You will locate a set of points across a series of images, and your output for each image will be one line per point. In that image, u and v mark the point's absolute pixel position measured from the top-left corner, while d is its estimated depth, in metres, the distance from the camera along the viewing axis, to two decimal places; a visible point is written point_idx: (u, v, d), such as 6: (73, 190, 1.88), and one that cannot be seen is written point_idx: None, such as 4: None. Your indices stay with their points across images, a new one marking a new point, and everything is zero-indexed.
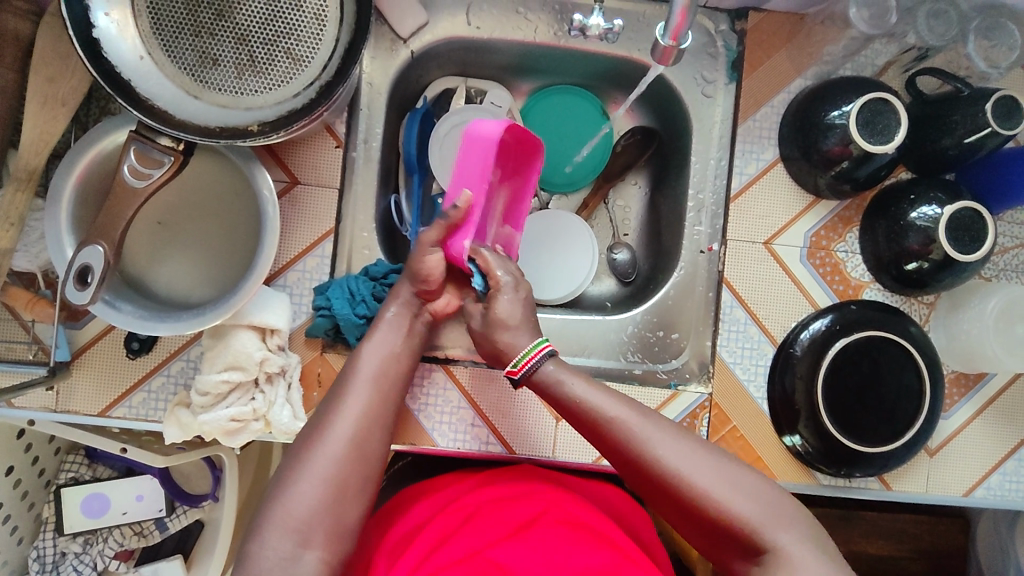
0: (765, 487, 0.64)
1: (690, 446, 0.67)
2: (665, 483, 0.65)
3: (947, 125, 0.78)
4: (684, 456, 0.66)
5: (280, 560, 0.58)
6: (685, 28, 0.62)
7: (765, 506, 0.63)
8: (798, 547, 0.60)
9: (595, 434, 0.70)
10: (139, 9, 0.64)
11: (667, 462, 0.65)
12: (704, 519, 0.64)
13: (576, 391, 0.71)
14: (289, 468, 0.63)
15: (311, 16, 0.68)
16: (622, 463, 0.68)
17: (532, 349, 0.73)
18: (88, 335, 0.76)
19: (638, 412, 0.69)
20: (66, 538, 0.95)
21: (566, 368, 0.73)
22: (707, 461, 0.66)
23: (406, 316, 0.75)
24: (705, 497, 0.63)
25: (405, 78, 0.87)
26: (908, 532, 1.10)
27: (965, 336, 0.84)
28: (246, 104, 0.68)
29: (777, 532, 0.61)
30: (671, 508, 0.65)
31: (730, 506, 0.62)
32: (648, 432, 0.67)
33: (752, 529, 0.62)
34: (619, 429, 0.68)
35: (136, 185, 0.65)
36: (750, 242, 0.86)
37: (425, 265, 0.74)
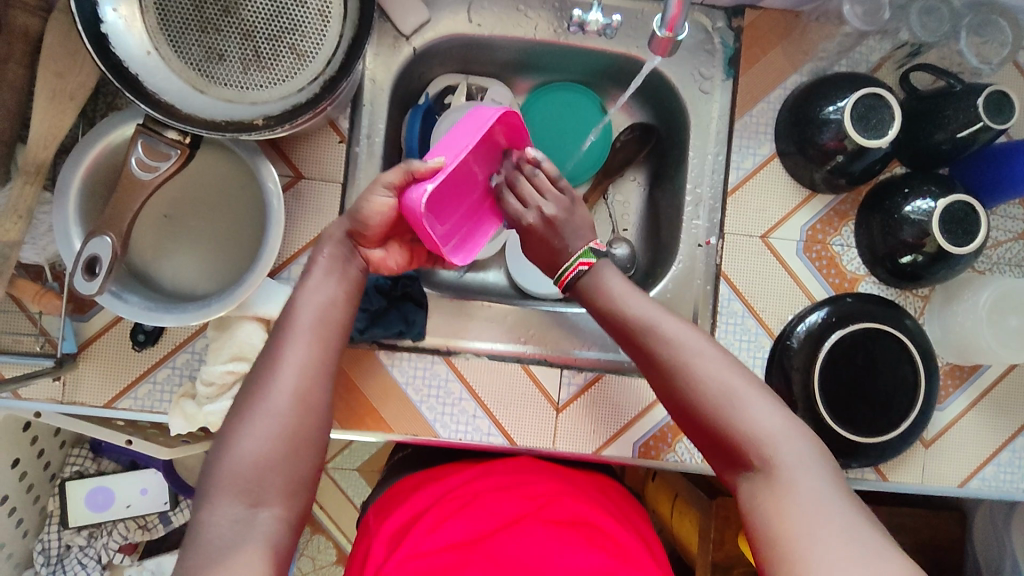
0: (779, 406, 0.59)
1: (719, 354, 0.62)
2: (681, 386, 0.62)
3: (940, 120, 0.79)
4: (708, 361, 0.62)
5: (231, 524, 0.52)
6: (681, 20, 0.63)
7: (775, 422, 0.58)
8: (797, 465, 0.56)
9: (622, 334, 0.67)
10: (147, 6, 0.66)
11: (686, 365, 0.62)
12: (712, 430, 0.60)
13: (613, 292, 0.68)
14: (236, 424, 0.57)
15: (315, 12, 0.69)
16: (644, 365, 0.66)
17: (566, 268, 0.70)
18: (94, 328, 0.77)
19: (671, 316, 0.65)
20: (71, 531, 0.95)
21: (606, 272, 0.70)
22: (730, 370, 0.61)
23: (341, 259, 0.66)
24: (718, 403, 0.59)
25: (407, 75, 0.88)
26: (906, 526, 1.11)
27: (959, 328, 0.86)
28: (252, 98, 0.69)
29: (781, 449, 0.57)
30: (685, 416, 0.62)
31: (739, 415, 0.58)
32: (676, 334, 0.64)
33: (756, 440, 0.57)
34: (645, 327, 0.65)
35: (143, 177, 0.67)
36: (747, 236, 0.88)
37: (370, 205, 0.65)
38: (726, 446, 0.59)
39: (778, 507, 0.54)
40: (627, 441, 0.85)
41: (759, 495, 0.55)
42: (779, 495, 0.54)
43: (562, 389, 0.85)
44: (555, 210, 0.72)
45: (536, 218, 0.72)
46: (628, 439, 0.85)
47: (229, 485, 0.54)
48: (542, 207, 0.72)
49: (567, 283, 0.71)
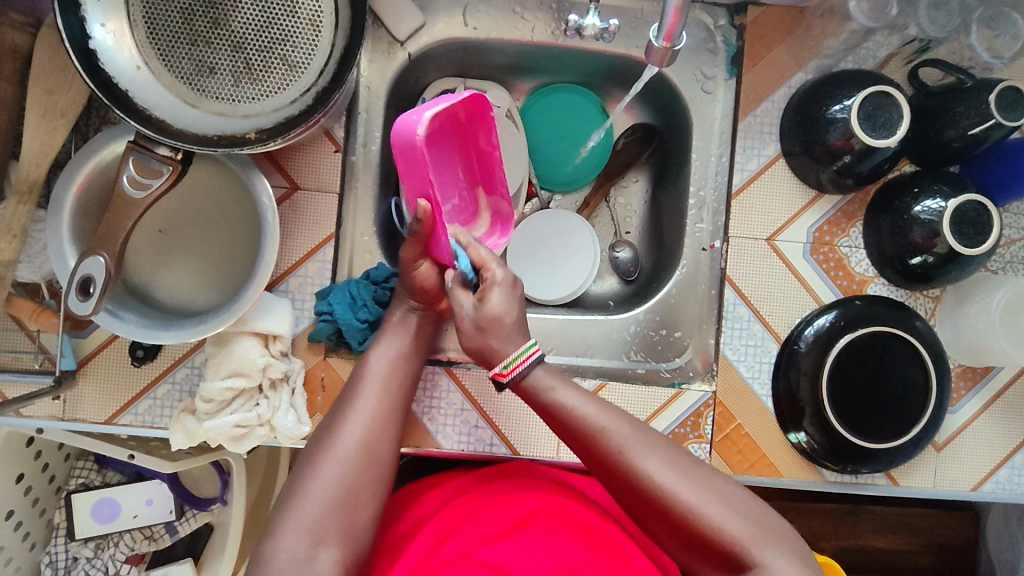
0: (752, 501, 0.63)
1: (679, 461, 0.64)
2: (650, 498, 0.62)
3: (951, 117, 0.77)
4: (670, 467, 0.63)
5: (293, 560, 0.58)
6: (678, 29, 0.61)
7: (754, 522, 0.61)
8: (780, 565, 0.58)
9: (583, 444, 0.66)
10: (135, 20, 0.65)
11: (652, 474, 0.63)
12: (689, 536, 0.61)
13: (565, 396, 0.67)
14: (288, 481, 0.63)
15: (306, 20, 0.68)
16: (604, 474, 0.65)
17: (525, 351, 0.68)
18: (92, 344, 0.76)
19: (626, 423, 0.66)
20: (77, 543, 0.96)
21: (554, 373, 0.69)
22: (695, 473, 0.64)
23: (413, 318, 0.76)
24: (693, 513, 0.61)
25: (403, 81, 0.87)
26: (918, 526, 1.10)
27: (971, 330, 0.84)
28: (244, 111, 0.68)
29: (770, 550, 0.59)
30: (655, 522, 0.63)
31: (717, 518, 0.60)
32: (638, 444, 0.64)
33: (745, 547, 0.59)
34: (608, 436, 0.65)
35: (135, 195, 0.65)
36: (753, 238, 0.86)
37: (415, 277, 0.74)
38: (705, 550, 0.61)
39: None
40: None
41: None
42: None
43: None
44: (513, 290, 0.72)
45: (504, 275, 0.71)
46: None
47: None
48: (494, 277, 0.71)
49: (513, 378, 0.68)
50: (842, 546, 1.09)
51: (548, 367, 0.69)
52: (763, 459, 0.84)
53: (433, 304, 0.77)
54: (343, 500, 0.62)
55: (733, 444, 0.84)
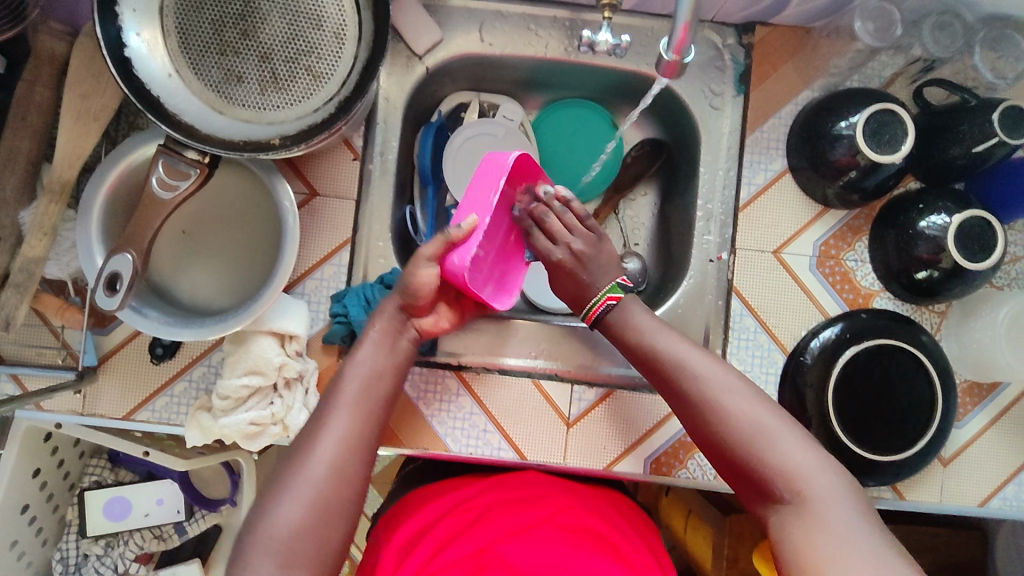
0: (807, 440, 0.62)
1: (746, 389, 0.66)
2: (709, 420, 0.65)
3: (955, 135, 0.79)
4: (733, 394, 0.65)
5: None
6: (688, 42, 0.63)
7: (803, 457, 0.60)
8: (828, 502, 0.58)
9: (654, 371, 0.71)
10: (169, 30, 0.68)
11: (714, 399, 0.65)
12: (739, 463, 0.63)
13: (644, 326, 0.73)
14: None
15: (331, 33, 0.71)
16: (671, 397, 0.69)
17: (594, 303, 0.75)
18: (114, 341, 0.79)
19: (699, 352, 0.69)
20: (89, 540, 0.96)
21: (634, 310, 0.75)
22: (755, 402, 0.64)
23: (391, 334, 0.73)
24: (743, 441, 0.62)
25: (421, 93, 0.90)
26: (926, 545, 1.09)
27: (976, 345, 0.84)
28: (268, 119, 0.71)
29: (811, 485, 0.59)
30: (712, 449, 0.65)
31: (765, 449, 0.61)
32: (706, 370, 0.67)
33: (786, 476, 0.60)
34: (675, 364, 0.68)
35: (163, 196, 0.68)
36: (758, 250, 0.88)
37: (416, 278, 0.72)
38: (750, 478, 0.62)
39: (807, 539, 0.56)
40: (637, 457, 0.84)
41: (787, 525, 0.58)
42: (807, 526, 0.57)
43: (572, 404, 0.85)
44: (582, 245, 0.78)
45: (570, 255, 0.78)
46: (639, 454, 0.84)
47: (264, 546, 0.57)
48: (571, 243, 0.78)
49: (595, 317, 0.75)
50: None
51: (628, 305, 0.75)
52: None
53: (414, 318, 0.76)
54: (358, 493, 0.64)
55: None
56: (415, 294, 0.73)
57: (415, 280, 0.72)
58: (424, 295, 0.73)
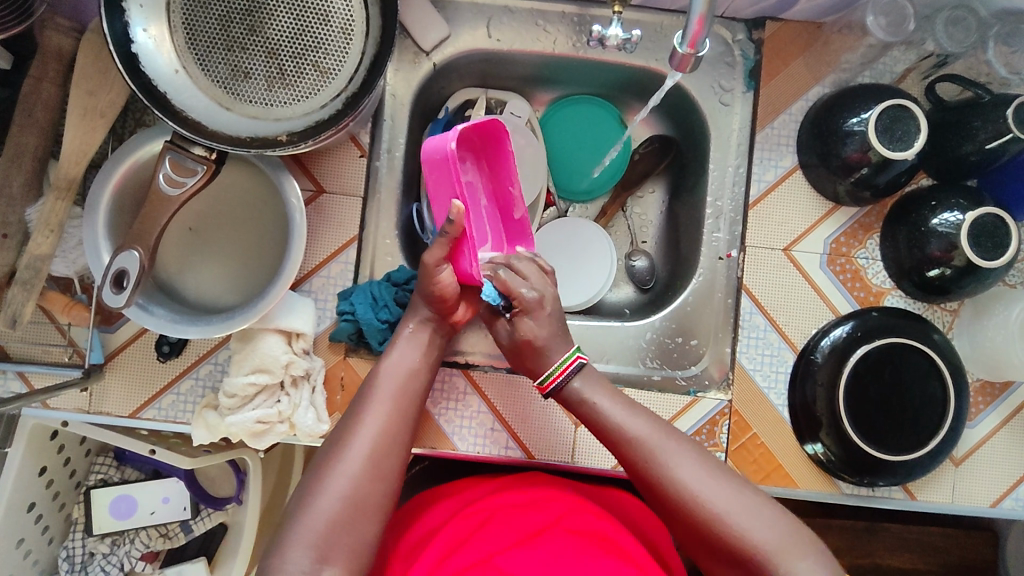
0: (779, 513, 0.64)
1: (710, 468, 0.67)
2: (677, 503, 0.65)
3: (969, 131, 0.78)
4: (699, 475, 0.66)
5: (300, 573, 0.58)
6: (702, 36, 0.62)
7: (779, 533, 0.62)
8: None
9: (618, 450, 0.70)
10: (175, 26, 0.68)
11: (681, 480, 0.66)
12: (714, 544, 0.64)
13: (603, 406, 0.72)
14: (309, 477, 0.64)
15: (338, 29, 0.70)
16: (638, 480, 0.69)
17: (564, 362, 0.74)
18: (121, 339, 0.79)
19: (659, 431, 0.70)
20: (95, 538, 0.96)
21: (593, 381, 0.74)
22: (724, 483, 0.66)
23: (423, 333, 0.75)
24: (719, 522, 0.63)
25: (428, 89, 0.89)
26: (936, 546, 1.08)
27: (989, 344, 0.83)
28: (276, 115, 0.71)
29: (788, 561, 0.61)
30: (684, 530, 0.66)
31: (742, 530, 0.62)
32: (671, 452, 0.68)
33: (765, 555, 0.61)
34: (641, 445, 0.69)
35: (170, 193, 0.67)
36: (769, 248, 0.87)
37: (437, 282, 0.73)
38: (728, 559, 0.63)
39: None
40: None
41: None
42: None
43: None
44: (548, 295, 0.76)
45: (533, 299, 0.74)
46: None
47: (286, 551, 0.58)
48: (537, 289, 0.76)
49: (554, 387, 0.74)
50: (858, 564, 1.07)
51: (587, 374, 0.74)
52: (779, 469, 0.84)
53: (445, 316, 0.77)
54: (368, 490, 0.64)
55: (748, 453, 0.84)
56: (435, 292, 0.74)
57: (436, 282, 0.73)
58: (447, 294, 0.74)
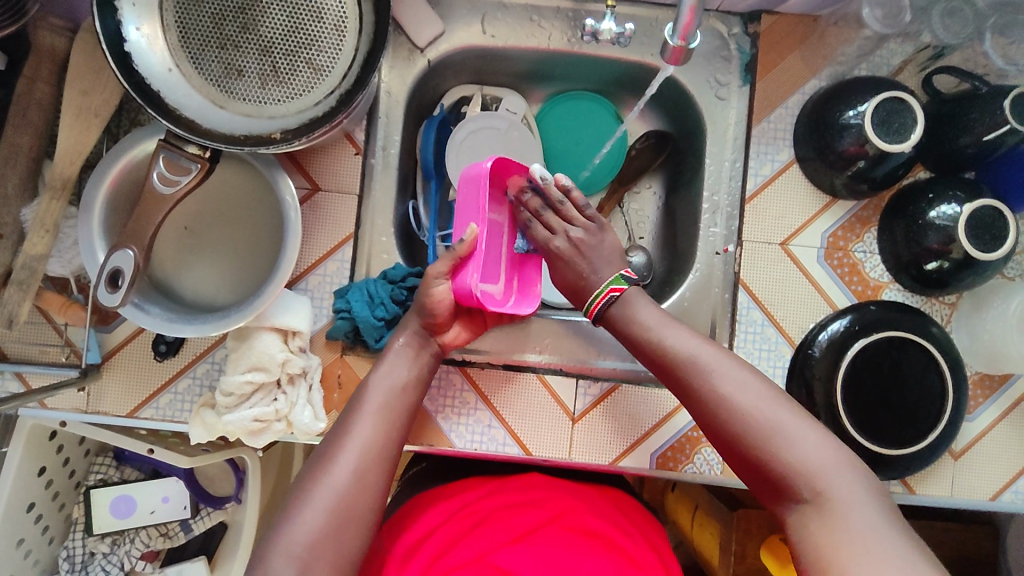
0: (823, 435, 0.61)
1: (759, 384, 0.65)
2: (720, 416, 0.64)
3: (965, 123, 0.78)
4: (746, 390, 0.64)
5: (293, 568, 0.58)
6: (694, 27, 0.62)
7: (823, 454, 0.60)
8: (853, 500, 0.57)
9: (662, 367, 0.69)
10: (168, 24, 0.68)
11: (724, 397, 0.64)
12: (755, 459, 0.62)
13: (648, 323, 0.71)
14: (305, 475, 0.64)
15: (331, 25, 0.70)
16: (682, 395, 0.68)
17: (603, 289, 0.74)
18: (118, 339, 0.79)
19: (707, 347, 0.68)
20: (95, 538, 0.96)
21: (639, 299, 0.73)
22: (771, 401, 0.63)
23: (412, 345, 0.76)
24: (762, 439, 0.61)
25: (424, 86, 0.89)
26: (936, 539, 1.08)
27: (988, 337, 0.83)
28: (269, 113, 0.71)
29: (829, 482, 0.58)
30: (725, 447, 0.64)
31: (784, 447, 0.60)
32: (717, 367, 0.66)
33: (806, 472, 0.59)
34: (686, 361, 0.67)
35: (164, 191, 0.67)
36: (766, 243, 0.86)
37: (430, 296, 0.73)
38: (766, 475, 0.61)
39: (830, 539, 0.56)
40: (644, 452, 0.83)
41: (810, 528, 0.58)
42: (831, 527, 0.56)
43: (578, 399, 0.84)
44: (582, 234, 0.77)
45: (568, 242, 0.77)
46: (646, 450, 0.83)
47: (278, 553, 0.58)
48: (570, 233, 0.77)
49: (596, 312, 0.74)
50: None
51: (632, 295, 0.73)
52: None
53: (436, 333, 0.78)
54: (363, 487, 0.64)
55: None
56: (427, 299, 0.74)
57: (430, 298, 0.74)
58: (440, 312, 0.75)
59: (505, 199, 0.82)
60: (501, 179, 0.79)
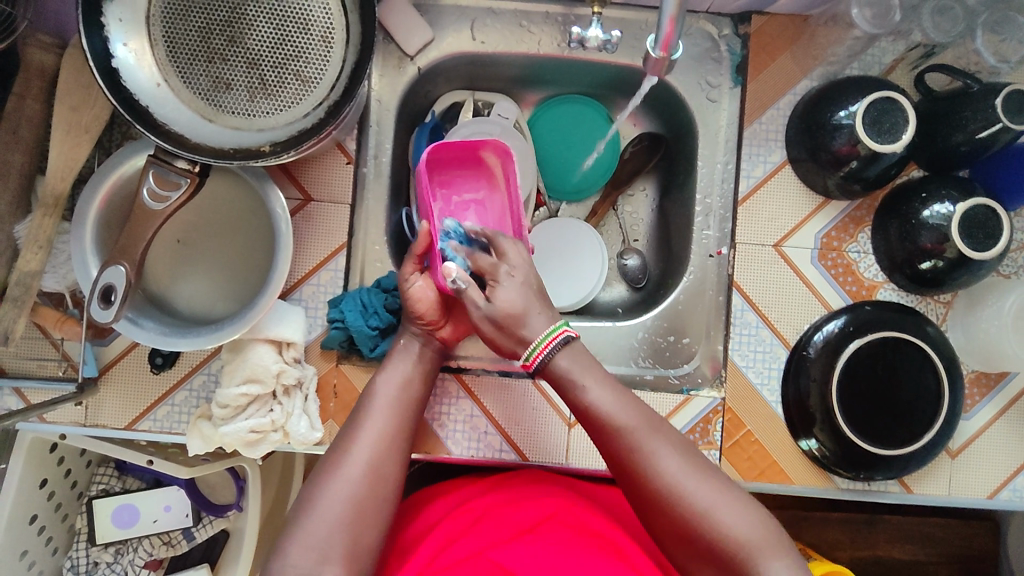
0: (752, 505, 0.65)
1: (692, 464, 0.66)
2: (661, 494, 0.65)
3: (958, 121, 0.77)
4: (683, 469, 0.66)
5: None
6: (675, 38, 0.62)
7: (758, 528, 0.63)
8: (786, 575, 0.61)
9: (603, 437, 0.68)
10: (156, 39, 0.68)
11: (665, 475, 0.65)
12: (695, 540, 0.64)
13: (587, 391, 0.69)
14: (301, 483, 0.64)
15: (318, 37, 0.70)
16: (620, 466, 0.68)
17: (548, 337, 0.71)
18: (114, 352, 0.79)
19: (644, 420, 0.68)
20: (98, 548, 0.98)
21: (581, 360, 0.71)
22: (706, 479, 0.65)
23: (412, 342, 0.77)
24: (702, 517, 0.63)
25: (414, 93, 0.89)
26: (936, 536, 1.08)
27: (983, 335, 0.83)
28: (259, 125, 0.71)
29: (767, 558, 0.61)
30: (659, 522, 0.65)
31: (723, 524, 0.63)
32: (656, 443, 0.67)
33: (743, 551, 0.62)
34: (628, 433, 0.67)
35: (154, 207, 0.67)
36: (759, 244, 0.86)
37: (411, 292, 0.76)
38: (706, 553, 0.63)
39: None
40: None
41: None
42: None
43: None
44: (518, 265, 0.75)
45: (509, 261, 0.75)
46: None
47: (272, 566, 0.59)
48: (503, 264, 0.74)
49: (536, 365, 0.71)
50: (858, 557, 1.07)
51: (574, 353, 0.71)
52: (774, 465, 0.84)
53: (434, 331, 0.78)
54: (355, 497, 0.65)
55: (742, 450, 0.84)
56: (413, 309, 0.76)
57: (407, 297, 0.76)
58: (425, 308, 0.76)
59: (483, 175, 0.85)
60: (472, 154, 0.83)
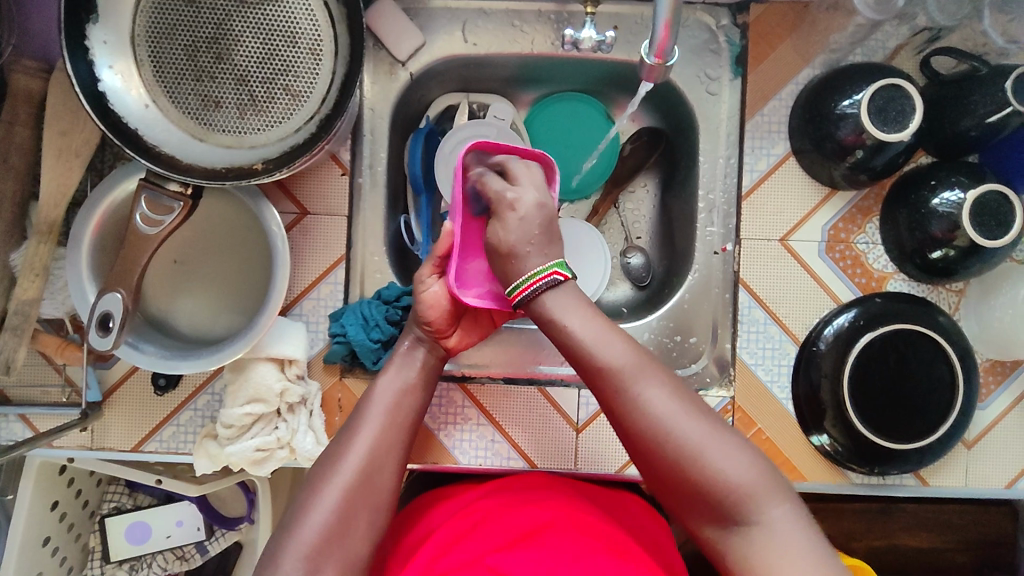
0: (750, 452, 0.64)
1: (684, 404, 0.64)
2: (650, 433, 0.63)
3: (967, 106, 0.75)
4: (673, 408, 0.64)
5: None
6: (670, 44, 0.60)
7: (753, 475, 0.62)
8: (780, 521, 0.61)
9: (591, 376, 0.66)
10: (142, 60, 0.67)
11: (655, 416, 0.63)
12: (684, 482, 0.63)
13: (573, 329, 0.67)
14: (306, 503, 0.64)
15: (306, 50, 0.68)
16: (609, 406, 0.66)
17: (538, 273, 0.68)
18: (117, 375, 0.79)
19: (634, 359, 0.66)
20: (113, 565, 0.98)
21: (568, 300, 0.68)
22: (698, 422, 0.64)
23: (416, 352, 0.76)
24: (693, 459, 0.62)
25: (407, 99, 0.87)
26: (953, 523, 1.07)
27: (998, 324, 0.81)
28: (250, 142, 0.70)
29: (763, 503, 0.61)
30: (648, 460, 0.64)
31: (717, 467, 0.62)
32: (645, 382, 0.64)
33: (735, 493, 0.61)
34: (615, 373, 0.65)
35: (149, 232, 0.67)
36: (765, 240, 0.85)
37: (422, 299, 0.75)
38: (698, 496, 0.63)
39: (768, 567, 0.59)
40: None
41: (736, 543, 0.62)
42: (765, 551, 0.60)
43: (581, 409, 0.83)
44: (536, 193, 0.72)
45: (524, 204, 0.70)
46: None
47: None
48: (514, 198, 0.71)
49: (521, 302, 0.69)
50: (874, 546, 1.07)
51: (561, 292, 0.69)
52: (786, 463, 0.83)
53: (438, 338, 0.77)
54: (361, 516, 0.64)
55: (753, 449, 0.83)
56: (424, 313, 0.75)
57: (419, 302, 0.75)
58: (434, 314, 0.75)
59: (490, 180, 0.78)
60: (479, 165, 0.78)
